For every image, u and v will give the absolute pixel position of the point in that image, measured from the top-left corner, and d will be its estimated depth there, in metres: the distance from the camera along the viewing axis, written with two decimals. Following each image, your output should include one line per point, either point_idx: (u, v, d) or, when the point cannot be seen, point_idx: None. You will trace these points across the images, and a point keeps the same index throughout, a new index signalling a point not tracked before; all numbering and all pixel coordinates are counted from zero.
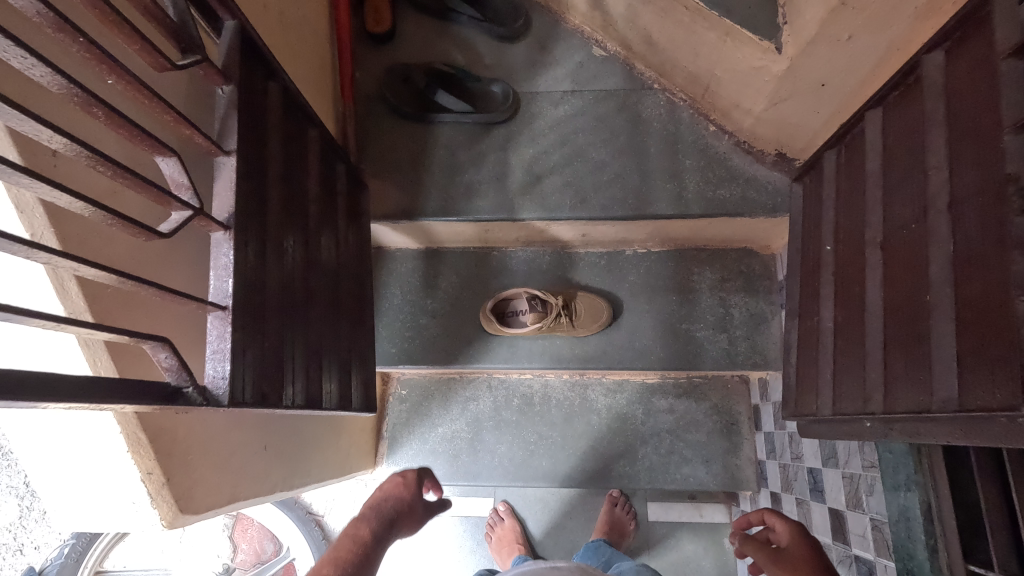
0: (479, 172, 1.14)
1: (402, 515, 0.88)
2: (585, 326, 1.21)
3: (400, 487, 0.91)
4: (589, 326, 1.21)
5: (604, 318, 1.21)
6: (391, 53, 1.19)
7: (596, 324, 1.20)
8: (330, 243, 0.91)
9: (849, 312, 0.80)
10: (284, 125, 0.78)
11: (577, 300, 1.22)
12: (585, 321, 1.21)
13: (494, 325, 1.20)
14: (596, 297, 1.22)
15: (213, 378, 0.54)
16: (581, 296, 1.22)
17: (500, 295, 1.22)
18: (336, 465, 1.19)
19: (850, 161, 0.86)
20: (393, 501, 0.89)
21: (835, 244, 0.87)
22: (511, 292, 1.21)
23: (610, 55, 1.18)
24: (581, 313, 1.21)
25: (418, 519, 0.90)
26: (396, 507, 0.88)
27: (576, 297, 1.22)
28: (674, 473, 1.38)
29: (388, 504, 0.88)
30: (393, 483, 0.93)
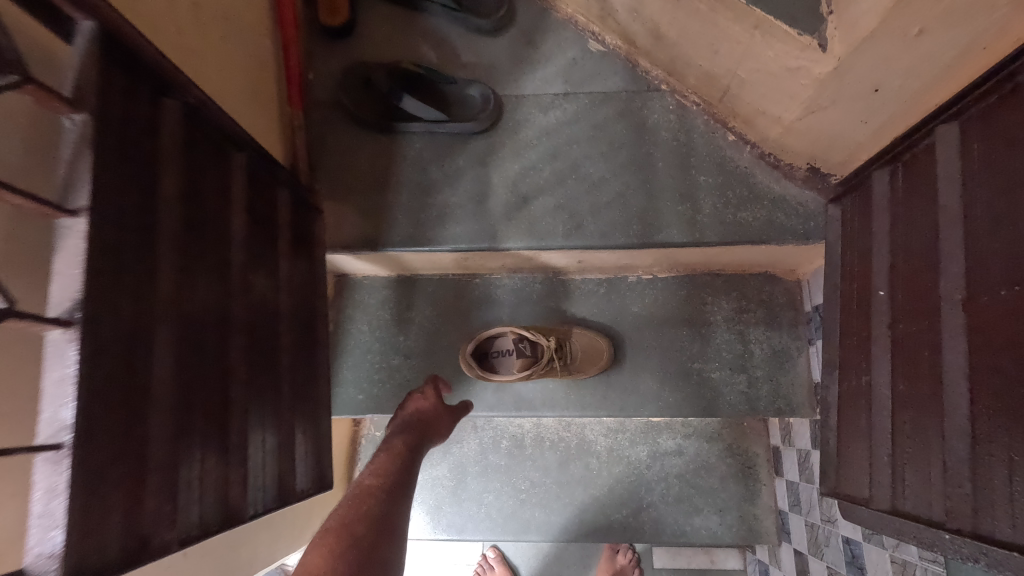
0: (456, 192, 0.96)
1: (432, 420, 0.91)
2: (579, 371, 1.05)
3: (425, 397, 0.95)
4: (584, 370, 1.05)
5: (603, 360, 1.04)
6: (350, 50, 1.01)
7: (592, 368, 1.04)
8: (267, 292, 0.73)
9: (915, 381, 0.64)
10: (191, 153, 0.60)
11: (572, 338, 1.05)
12: (579, 365, 1.05)
13: (475, 371, 1.02)
14: (595, 334, 1.05)
15: (37, 558, 0.39)
16: (577, 333, 1.06)
17: (482, 334, 1.03)
18: (291, 535, 1.02)
19: (912, 186, 0.69)
20: (419, 411, 0.92)
21: (892, 290, 0.70)
22: (495, 329, 1.03)
23: (609, 50, 1.00)
24: (575, 355, 1.05)
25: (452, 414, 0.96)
26: (422, 415, 0.91)
27: (569, 335, 1.05)
28: (684, 525, 1.21)
29: (417, 411, 0.92)
30: (418, 398, 0.95)
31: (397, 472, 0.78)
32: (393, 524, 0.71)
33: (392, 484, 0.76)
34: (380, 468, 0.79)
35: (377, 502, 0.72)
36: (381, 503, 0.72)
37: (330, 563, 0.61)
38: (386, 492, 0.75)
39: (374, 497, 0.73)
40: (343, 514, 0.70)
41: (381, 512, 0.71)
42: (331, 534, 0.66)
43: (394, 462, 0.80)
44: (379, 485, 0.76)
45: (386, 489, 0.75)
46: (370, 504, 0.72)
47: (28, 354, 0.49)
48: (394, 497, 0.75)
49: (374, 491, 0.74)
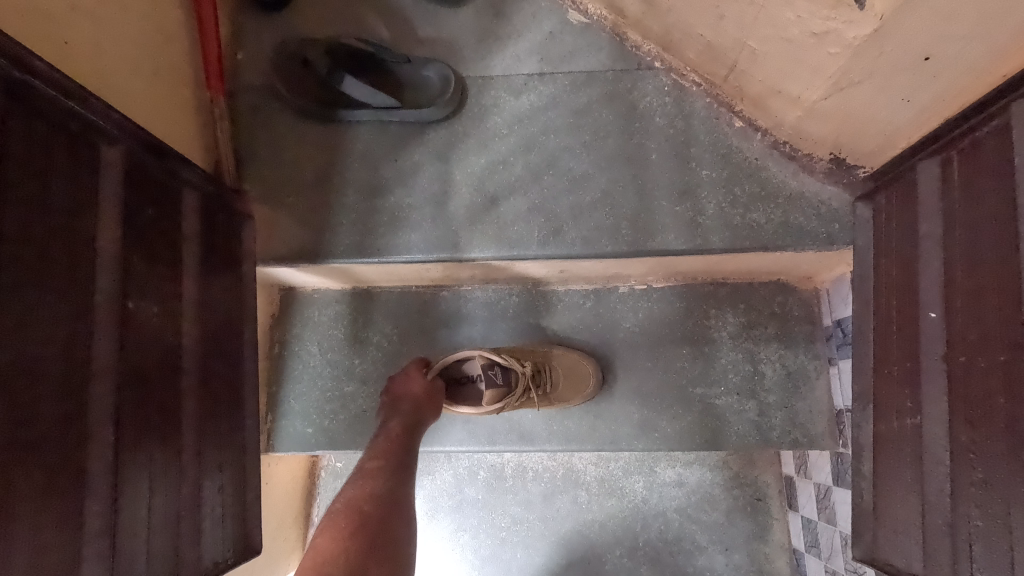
0: (411, 191, 0.81)
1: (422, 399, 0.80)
2: (559, 400, 0.90)
3: (413, 372, 0.84)
4: (565, 400, 0.90)
5: (587, 388, 0.90)
6: (286, 25, 0.85)
7: (574, 398, 0.90)
8: (161, 324, 0.58)
9: (986, 434, 0.49)
10: (20, 148, 0.44)
11: (552, 360, 0.90)
12: (560, 394, 0.90)
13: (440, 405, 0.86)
14: (580, 355, 0.91)
15: None
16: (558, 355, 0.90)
17: (448, 359, 0.85)
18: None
19: (974, 181, 0.54)
20: (412, 386, 0.82)
21: (950, 312, 0.55)
22: (462, 354, 0.86)
23: (592, 23, 0.84)
24: (555, 383, 0.90)
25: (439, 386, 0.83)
26: (414, 391, 0.81)
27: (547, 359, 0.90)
28: (685, 567, 1.07)
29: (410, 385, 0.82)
30: (407, 372, 0.84)
31: (400, 450, 0.74)
32: (402, 506, 0.68)
33: (399, 464, 0.72)
34: (385, 444, 0.74)
35: (382, 480, 0.69)
36: (389, 484, 0.69)
37: (340, 549, 0.61)
38: (393, 471, 0.70)
39: (383, 476, 0.69)
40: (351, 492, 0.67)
41: (391, 492, 0.68)
42: (343, 513, 0.64)
43: (400, 438, 0.75)
44: (385, 463, 0.71)
45: (391, 468, 0.71)
46: (377, 484, 0.68)
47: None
48: (402, 472, 0.71)
49: (379, 471, 0.70)
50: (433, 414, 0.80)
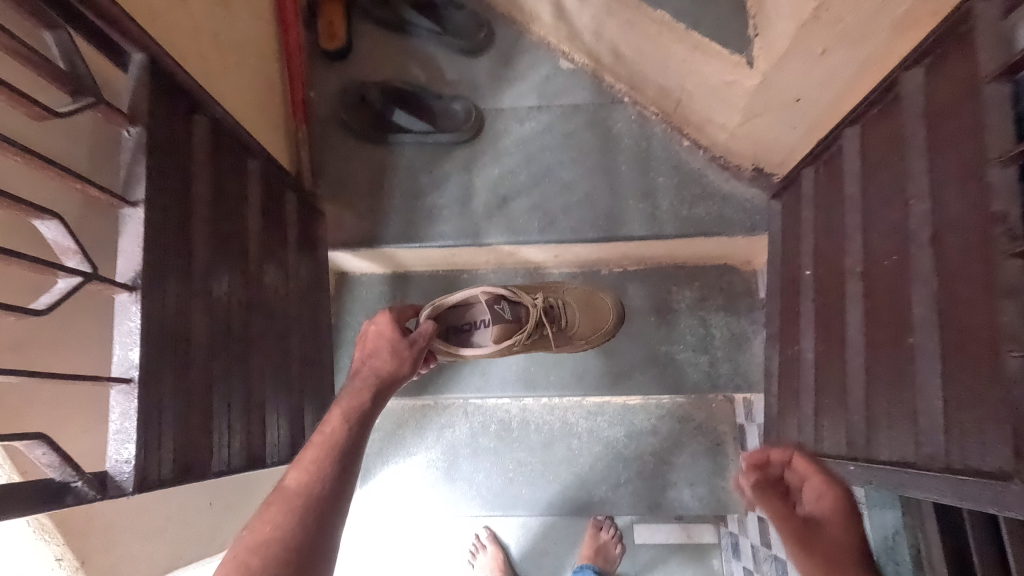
0: (442, 194, 1.08)
1: (388, 360, 0.76)
2: (581, 339, 1.07)
3: (383, 328, 0.80)
4: (590, 338, 1.08)
5: (610, 324, 1.11)
6: (346, 70, 1.13)
7: (600, 334, 1.09)
8: (277, 281, 0.85)
9: (831, 344, 0.75)
10: (216, 160, 0.71)
11: (569, 297, 1.09)
12: (584, 332, 1.08)
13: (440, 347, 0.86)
14: (601, 296, 1.11)
15: (116, 464, 0.49)
16: (588, 291, 1.12)
17: (441, 300, 0.89)
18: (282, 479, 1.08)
19: (829, 181, 0.81)
20: (374, 350, 0.78)
21: (816, 269, 0.81)
22: (467, 292, 0.91)
23: (578, 68, 1.12)
24: (582, 321, 1.08)
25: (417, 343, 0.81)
26: (375, 358, 0.77)
27: (575, 301, 1.09)
28: (658, 498, 1.32)
29: (371, 351, 0.78)
30: (370, 337, 0.80)
31: (330, 464, 0.61)
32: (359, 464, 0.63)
33: (350, 439, 0.65)
34: (325, 435, 0.64)
35: (309, 496, 0.57)
36: (326, 488, 0.58)
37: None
38: (291, 530, 0.54)
39: (352, 418, 0.68)
40: (290, 487, 0.58)
41: (345, 463, 0.62)
42: (286, 498, 0.57)
43: (350, 415, 0.68)
44: (288, 508, 0.56)
45: (346, 439, 0.64)
46: (324, 462, 0.61)
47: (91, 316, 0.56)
48: (357, 438, 0.65)
49: (287, 504, 0.57)
50: (401, 380, 0.75)
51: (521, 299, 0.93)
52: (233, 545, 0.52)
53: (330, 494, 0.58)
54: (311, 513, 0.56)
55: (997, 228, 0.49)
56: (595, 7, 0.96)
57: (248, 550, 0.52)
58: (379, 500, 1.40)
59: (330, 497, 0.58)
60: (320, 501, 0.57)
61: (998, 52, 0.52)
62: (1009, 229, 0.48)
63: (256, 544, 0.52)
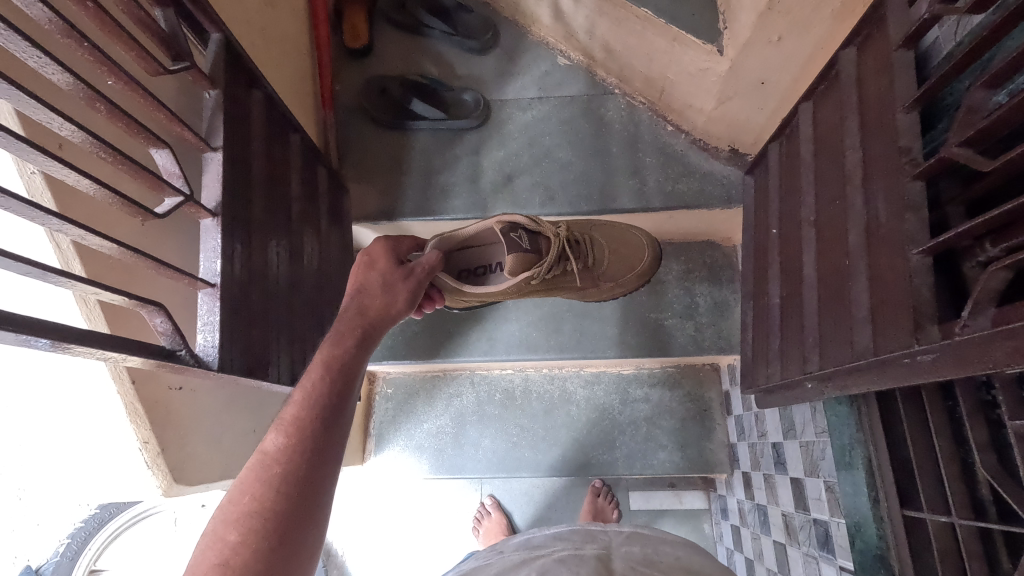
0: (454, 173, 1.21)
1: (378, 297, 0.75)
2: (613, 279, 1.09)
3: (375, 259, 0.81)
4: (625, 277, 1.10)
5: (647, 264, 1.12)
6: (368, 67, 1.29)
7: (636, 274, 1.11)
8: (313, 240, 0.97)
9: (792, 286, 0.87)
10: (268, 129, 0.85)
11: (595, 232, 1.08)
12: (618, 273, 1.09)
13: (449, 280, 0.93)
14: (634, 234, 1.12)
15: (204, 347, 0.63)
16: (625, 229, 1.13)
17: (450, 233, 0.96)
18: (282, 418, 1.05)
19: (789, 151, 0.94)
20: (367, 280, 0.78)
21: (779, 226, 0.94)
22: (483, 223, 0.94)
23: (574, 64, 1.27)
24: (615, 261, 1.08)
25: (415, 272, 0.83)
26: (366, 292, 0.75)
27: (607, 239, 1.09)
28: (651, 459, 1.43)
29: (364, 281, 0.77)
30: (361, 267, 0.80)
31: (311, 430, 0.58)
32: (346, 419, 0.62)
33: (334, 394, 0.62)
34: (305, 391, 0.61)
35: (284, 464, 0.56)
36: (305, 461, 0.56)
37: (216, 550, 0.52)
38: (270, 503, 0.53)
39: (331, 374, 0.64)
40: (268, 452, 0.57)
41: (325, 426, 0.60)
42: (262, 468, 0.55)
43: (330, 369, 0.64)
44: (266, 480, 0.55)
45: (324, 397, 0.61)
46: (305, 425, 0.58)
47: (188, 229, 0.74)
48: (340, 392, 0.63)
49: (265, 476, 0.55)
50: (396, 314, 0.76)
51: (542, 229, 0.95)
52: (215, 515, 0.53)
53: (303, 468, 0.56)
54: (286, 487, 0.55)
55: (903, 159, 0.63)
56: (588, 8, 1.11)
57: (226, 524, 0.52)
58: (393, 463, 1.50)
59: (304, 470, 0.56)
60: (297, 472, 0.56)
61: (903, 27, 0.66)
62: (912, 159, 0.62)
63: (232, 519, 0.52)
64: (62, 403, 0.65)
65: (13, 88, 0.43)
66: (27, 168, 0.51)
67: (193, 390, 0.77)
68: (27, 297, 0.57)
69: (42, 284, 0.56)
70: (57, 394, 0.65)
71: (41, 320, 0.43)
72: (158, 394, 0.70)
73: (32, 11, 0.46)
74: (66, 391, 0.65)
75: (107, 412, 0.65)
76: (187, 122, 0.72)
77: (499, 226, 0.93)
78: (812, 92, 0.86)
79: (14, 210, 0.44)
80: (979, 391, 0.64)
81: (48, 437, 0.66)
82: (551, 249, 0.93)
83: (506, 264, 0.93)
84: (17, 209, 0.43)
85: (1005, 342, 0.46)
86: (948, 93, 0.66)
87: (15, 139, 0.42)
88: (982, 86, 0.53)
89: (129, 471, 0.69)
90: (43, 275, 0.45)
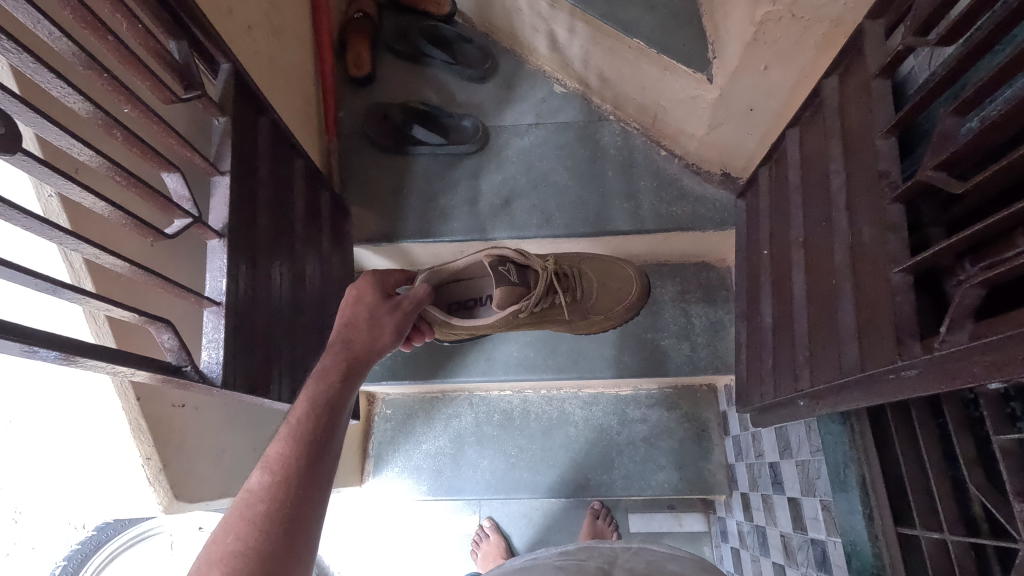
0: (453, 196, 1.24)
1: (363, 333, 0.76)
2: (603, 312, 1.11)
3: (362, 293, 0.82)
4: (613, 310, 1.11)
5: (634, 298, 1.12)
6: (371, 94, 1.33)
7: (624, 307, 1.11)
8: (314, 261, 1.00)
9: (783, 305, 0.89)
10: (274, 153, 0.88)
11: (584, 265, 1.12)
12: (606, 305, 1.10)
13: (438, 313, 0.95)
14: (622, 265, 1.14)
15: (208, 363, 0.65)
16: (612, 262, 1.14)
17: (438, 267, 0.97)
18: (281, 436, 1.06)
19: (778, 174, 0.97)
20: (353, 315, 0.79)
21: (770, 248, 0.96)
22: (472, 257, 0.96)
23: (570, 92, 1.31)
24: (603, 294, 1.10)
25: (402, 306, 0.84)
26: (352, 327, 0.76)
27: (595, 273, 1.11)
28: (650, 480, 1.42)
29: (350, 316, 0.78)
30: (348, 302, 0.81)
31: (296, 466, 0.60)
32: (332, 454, 0.63)
33: (320, 430, 0.64)
34: (290, 429, 0.63)
35: (268, 502, 0.57)
36: (290, 497, 0.57)
37: None
38: (254, 541, 0.54)
39: (317, 411, 0.65)
40: (253, 491, 0.58)
41: (311, 461, 0.61)
42: (246, 507, 0.56)
43: (316, 405, 0.65)
44: (250, 518, 0.55)
45: (309, 434, 0.62)
46: (290, 460, 0.60)
47: (194, 250, 0.76)
48: (326, 428, 0.64)
49: (249, 515, 0.56)
50: (382, 347, 0.77)
51: (529, 263, 0.97)
52: (198, 556, 0.53)
53: (286, 506, 0.57)
54: (269, 525, 0.55)
55: (883, 182, 0.66)
56: (583, 38, 1.15)
57: (210, 563, 0.52)
58: (391, 484, 1.49)
59: (288, 507, 0.57)
60: (281, 511, 0.56)
61: (880, 59, 0.69)
62: (891, 182, 0.65)
63: (215, 558, 0.53)
64: (65, 419, 0.66)
65: (37, 115, 0.45)
66: (44, 191, 0.53)
67: (196, 407, 0.78)
68: (36, 311, 0.58)
69: (53, 299, 0.57)
70: (59, 410, 0.65)
71: (54, 333, 0.46)
72: (163, 411, 0.71)
73: (56, 44, 0.49)
74: (70, 407, 0.65)
75: (111, 429, 0.66)
76: (196, 147, 0.75)
77: (488, 259, 0.94)
78: (798, 118, 0.89)
79: (32, 230, 0.46)
80: (967, 408, 0.65)
81: (50, 451, 0.67)
82: (539, 283, 0.95)
83: (495, 297, 0.95)
84: (37, 228, 0.46)
85: (982, 356, 0.48)
86: (925, 120, 0.69)
87: (37, 163, 0.45)
88: (953, 113, 0.56)
89: (130, 488, 0.70)
90: (56, 291, 0.47)
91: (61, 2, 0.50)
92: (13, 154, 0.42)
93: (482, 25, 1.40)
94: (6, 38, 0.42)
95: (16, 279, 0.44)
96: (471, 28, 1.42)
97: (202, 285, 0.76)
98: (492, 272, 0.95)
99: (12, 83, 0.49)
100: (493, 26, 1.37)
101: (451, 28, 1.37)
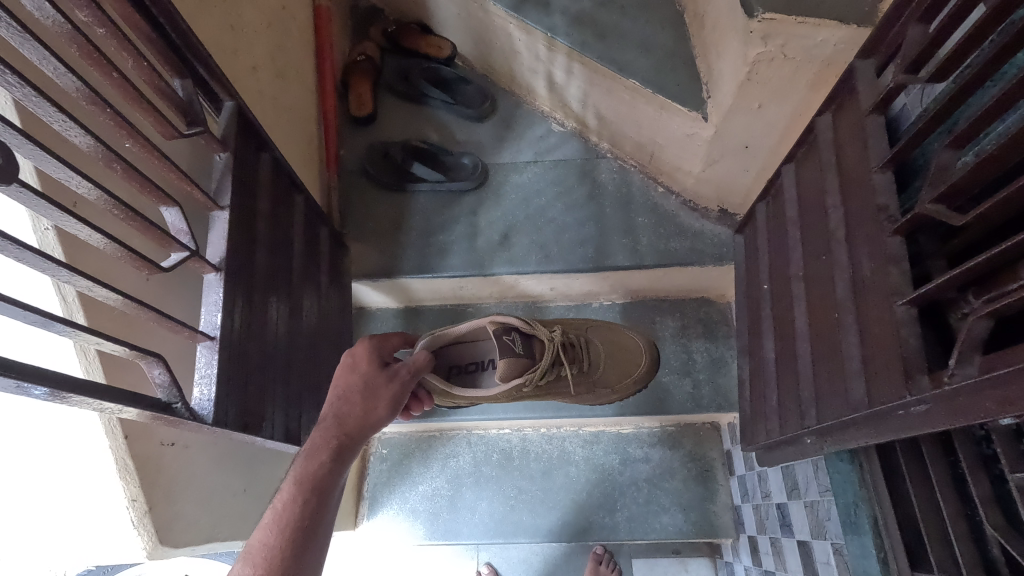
0: (452, 231, 1.25)
1: (356, 407, 0.72)
2: (610, 385, 1.08)
3: (358, 362, 0.79)
4: (620, 383, 1.08)
5: (644, 369, 1.10)
6: (372, 133, 1.36)
7: (632, 380, 1.09)
8: (312, 297, 0.99)
9: (786, 340, 0.88)
10: (274, 189, 0.88)
11: (590, 330, 1.11)
12: (614, 378, 1.08)
13: (437, 380, 0.92)
14: (630, 337, 1.12)
15: (200, 401, 0.64)
16: (623, 333, 1.13)
17: (438, 330, 0.94)
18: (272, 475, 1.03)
19: (775, 210, 0.97)
20: (347, 386, 0.75)
21: (771, 282, 0.96)
22: (475, 323, 0.94)
23: (568, 130, 1.34)
24: (612, 365, 1.09)
25: (399, 374, 0.79)
26: (346, 401, 0.73)
27: (605, 344, 1.10)
28: (653, 523, 1.38)
29: (343, 388, 0.75)
30: (344, 371, 0.78)
31: (279, 558, 0.57)
32: (320, 542, 0.61)
33: (306, 515, 0.61)
34: (275, 515, 0.60)
35: None
36: None
37: None
38: None
39: (305, 494, 0.63)
40: None
41: (295, 553, 0.58)
42: None
43: (302, 488, 0.63)
44: None
45: (294, 521, 0.60)
46: (274, 553, 0.57)
47: (191, 284, 0.75)
48: (312, 514, 0.61)
49: None
50: (376, 423, 0.72)
51: (535, 332, 0.96)
52: None
53: None
54: None
55: (882, 216, 0.66)
56: (580, 78, 1.18)
57: None
58: (386, 527, 1.45)
59: None
60: None
61: (872, 97, 0.71)
62: (890, 216, 0.65)
63: None
64: (48, 457, 0.63)
65: (37, 147, 0.45)
66: (41, 224, 0.53)
67: (187, 447, 0.76)
68: (25, 344, 0.57)
69: (44, 333, 0.57)
70: (42, 448, 0.63)
71: (39, 366, 0.44)
72: (152, 451, 0.69)
73: (62, 80, 0.50)
74: (53, 446, 0.63)
75: (96, 467, 0.64)
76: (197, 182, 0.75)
77: (493, 326, 0.93)
78: (793, 155, 0.90)
79: (27, 262, 0.45)
80: (979, 446, 0.63)
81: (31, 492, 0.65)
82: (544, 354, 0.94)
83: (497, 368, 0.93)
84: (30, 260, 0.45)
85: (993, 390, 0.47)
86: (919, 155, 0.70)
87: (33, 194, 0.44)
88: (948, 147, 0.57)
89: (115, 532, 0.68)
90: (46, 324, 0.46)
91: (68, 39, 0.51)
92: (8, 184, 0.42)
93: (481, 67, 1.43)
94: (10, 72, 0.43)
95: (4, 311, 0.43)
96: (471, 69, 1.45)
97: (198, 320, 0.75)
98: (495, 341, 0.94)
99: (15, 117, 0.49)
100: (492, 68, 1.40)
101: (450, 70, 1.41)
